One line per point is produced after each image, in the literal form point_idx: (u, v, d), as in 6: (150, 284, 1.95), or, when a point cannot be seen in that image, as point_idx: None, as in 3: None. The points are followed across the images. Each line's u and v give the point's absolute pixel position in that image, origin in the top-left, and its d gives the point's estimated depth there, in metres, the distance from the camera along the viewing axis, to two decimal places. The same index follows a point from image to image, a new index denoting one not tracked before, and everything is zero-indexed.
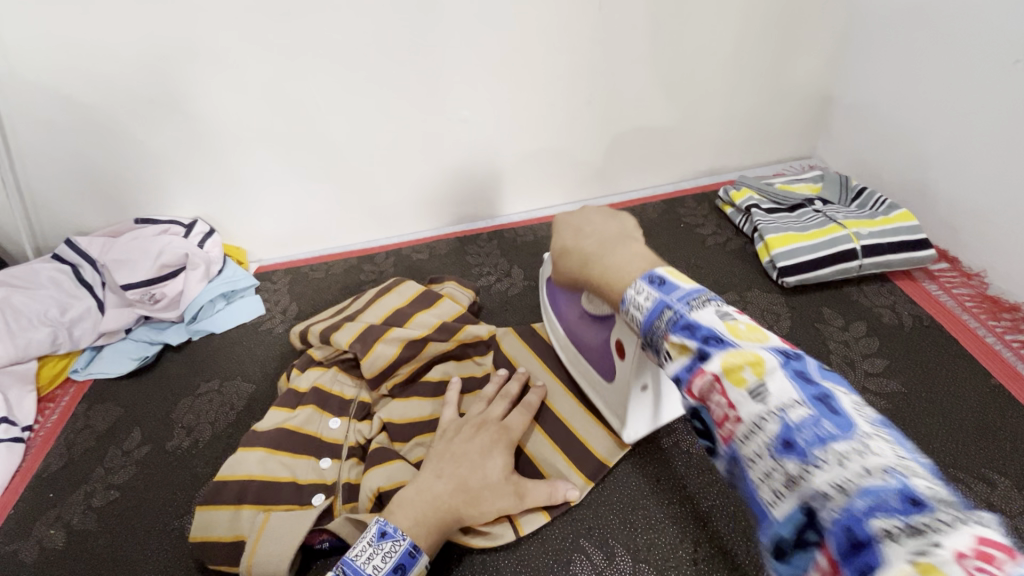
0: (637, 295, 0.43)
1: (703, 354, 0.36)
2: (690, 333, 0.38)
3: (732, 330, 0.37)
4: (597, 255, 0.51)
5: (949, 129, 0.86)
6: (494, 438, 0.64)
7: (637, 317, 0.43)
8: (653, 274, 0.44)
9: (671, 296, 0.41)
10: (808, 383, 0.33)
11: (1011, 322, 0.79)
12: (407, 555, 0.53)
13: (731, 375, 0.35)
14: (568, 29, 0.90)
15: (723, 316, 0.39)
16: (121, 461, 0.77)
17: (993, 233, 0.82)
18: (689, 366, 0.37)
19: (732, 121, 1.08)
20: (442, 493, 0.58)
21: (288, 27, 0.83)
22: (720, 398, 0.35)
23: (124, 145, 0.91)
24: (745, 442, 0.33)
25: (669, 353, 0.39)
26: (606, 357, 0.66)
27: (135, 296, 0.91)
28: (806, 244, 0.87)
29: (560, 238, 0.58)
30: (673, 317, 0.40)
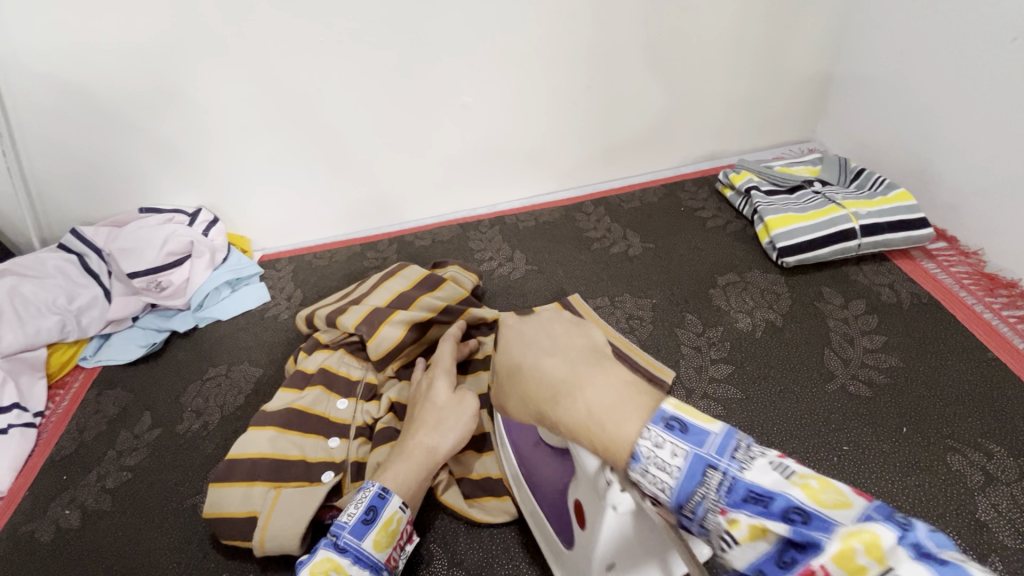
0: (660, 450, 0.35)
1: (797, 539, 0.30)
2: (763, 509, 0.31)
3: (810, 497, 0.31)
4: (561, 382, 0.42)
5: (948, 108, 0.87)
6: (431, 376, 0.65)
7: (668, 480, 0.35)
8: (664, 412, 0.36)
9: (708, 449, 0.34)
10: (933, 562, 0.27)
11: (1008, 298, 0.80)
12: (377, 498, 0.56)
13: (843, 563, 0.28)
14: (566, 15, 0.90)
15: (782, 473, 0.33)
16: (133, 444, 0.78)
17: (991, 211, 0.83)
18: (778, 555, 0.30)
19: (732, 104, 1.09)
20: (416, 450, 0.59)
21: (286, 13, 0.83)
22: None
23: (126, 133, 0.91)
24: None
25: (730, 531, 0.32)
26: (561, 507, 0.56)
27: (141, 285, 0.92)
28: (805, 225, 0.88)
29: (510, 349, 0.49)
30: (725, 484, 0.33)
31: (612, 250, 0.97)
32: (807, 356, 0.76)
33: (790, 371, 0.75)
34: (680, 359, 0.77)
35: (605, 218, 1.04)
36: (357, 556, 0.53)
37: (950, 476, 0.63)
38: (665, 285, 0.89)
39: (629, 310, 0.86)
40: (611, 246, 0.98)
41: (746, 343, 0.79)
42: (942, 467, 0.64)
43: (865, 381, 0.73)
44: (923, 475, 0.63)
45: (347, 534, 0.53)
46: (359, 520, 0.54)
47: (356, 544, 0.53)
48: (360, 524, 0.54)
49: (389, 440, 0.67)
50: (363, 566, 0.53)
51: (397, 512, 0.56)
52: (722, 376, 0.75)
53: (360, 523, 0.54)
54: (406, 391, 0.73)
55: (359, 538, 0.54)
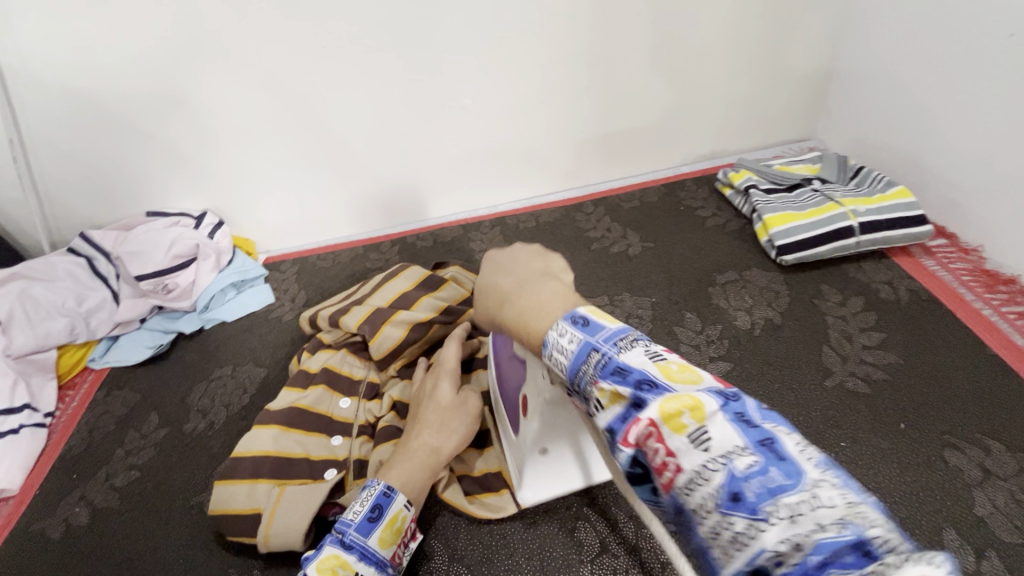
0: (560, 337, 0.38)
1: (638, 402, 0.31)
2: (622, 377, 0.33)
3: (664, 372, 0.33)
4: (513, 291, 0.47)
5: (946, 105, 0.87)
6: (435, 375, 0.66)
7: (563, 362, 0.37)
8: (575, 314, 0.39)
9: (597, 337, 0.36)
10: (749, 427, 0.29)
11: (1008, 295, 0.80)
12: (382, 495, 0.56)
13: (669, 422, 0.30)
14: (564, 19, 0.91)
15: (654, 356, 0.34)
16: (141, 443, 0.80)
17: (991, 208, 0.83)
18: (622, 415, 0.32)
19: (732, 103, 1.09)
20: (420, 449, 0.61)
21: (288, 19, 0.84)
22: (658, 445, 0.30)
23: (133, 138, 0.93)
24: (689, 493, 0.29)
25: (598, 399, 0.34)
26: (515, 409, 0.64)
27: (149, 287, 0.94)
28: (804, 223, 0.88)
29: (483, 274, 0.54)
30: (601, 362, 0.35)
31: (612, 250, 0.97)
32: (806, 353, 0.77)
33: (788, 368, 0.75)
34: (678, 356, 0.78)
35: (605, 218, 1.04)
36: (362, 553, 0.53)
37: (947, 471, 0.63)
38: (664, 284, 0.90)
39: (628, 309, 0.86)
40: (611, 245, 0.98)
41: (745, 341, 0.79)
42: (940, 464, 0.64)
43: (864, 377, 0.73)
44: (921, 472, 0.64)
45: (353, 531, 0.54)
46: (364, 517, 0.55)
47: (362, 542, 0.53)
48: (365, 522, 0.54)
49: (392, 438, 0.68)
50: (367, 563, 0.53)
51: (401, 510, 0.57)
52: (721, 374, 0.76)
53: (365, 521, 0.55)
54: (408, 390, 0.73)
55: (365, 536, 0.54)
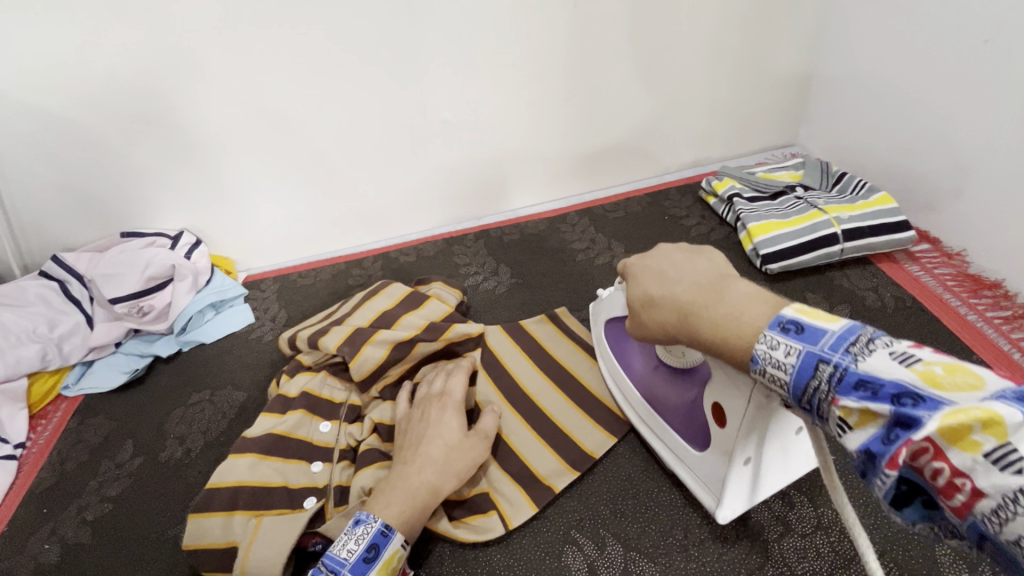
0: (773, 350, 0.42)
1: (904, 420, 0.35)
2: (872, 395, 0.37)
3: (929, 379, 0.35)
4: (694, 302, 0.49)
5: (925, 111, 0.87)
6: (441, 405, 0.66)
7: (783, 376, 0.42)
8: (783, 319, 0.43)
9: (822, 346, 0.40)
10: None
11: (992, 299, 0.80)
12: (379, 535, 0.55)
13: (959, 442, 0.33)
14: (543, 32, 0.91)
15: (906, 361, 0.37)
16: (115, 473, 0.77)
17: (971, 212, 0.83)
18: (882, 434, 0.36)
19: (715, 111, 1.09)
20: (417, 485, 0.59)
21: (263, 34, 0.83)
22: (939, 464, 0.34)
23: (107, 157, 0.91)
24: (999, 517, 0.32)
25: (845, 417, 0.38)
26: (694, 415, 0.63)
27: (124, 310, 0.92)
28: (789, 231, 0.87)
29: (640, 283, 0.56)
30: (837, 374, 0.39)
31: (597, 261, 0.97)
32: None
33: None
34: None
35: (589, 229, 1.03)
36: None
37: None
38: None
39: None
40: (596, 257, 0.97)
41: None
42: None
43: None
44: None
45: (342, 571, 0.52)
46: (359, 557, 0.53)
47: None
48: (360, 562, 0.53)
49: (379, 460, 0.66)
50: None
51: (397, 549, 0.55)
52: None
53: (361, 561, 0.53)
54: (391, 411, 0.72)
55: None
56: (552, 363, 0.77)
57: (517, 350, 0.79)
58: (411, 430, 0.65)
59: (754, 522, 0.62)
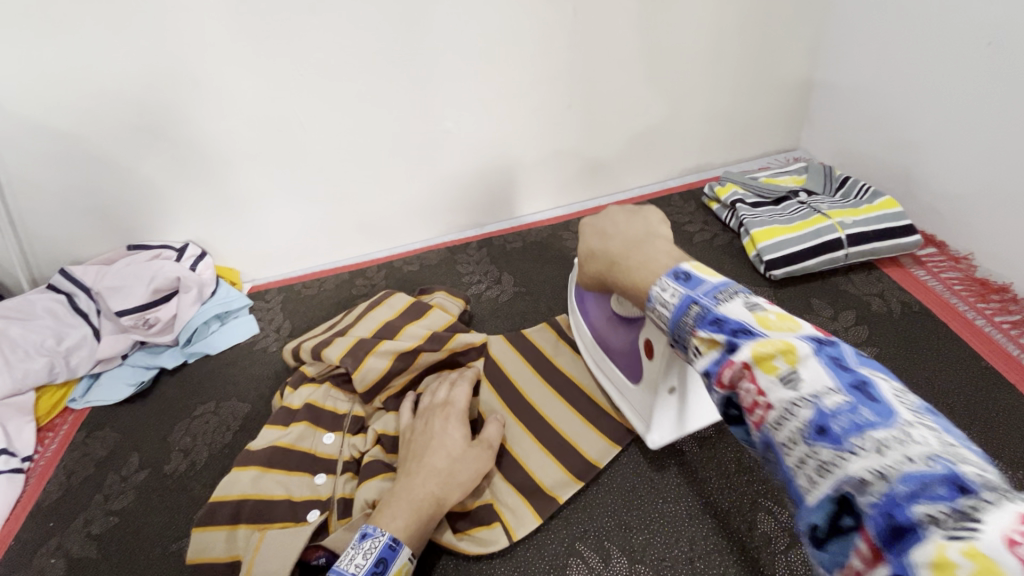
0: (664, 292, 0.45)
1: (731, 346, 0.37)
2: (718, 327, 0.39)
3: (763, 321, 0.38)
4: (620, 253, 0.55)
5: (928, 114, 0.87)
6: (445, 415, 0.66)
7: (665, 313, 0.45)
8: (679, 270, 0.46)
9: (698, 292, 0.43)
10: (843, 371, 0.33)
11: (1001, 303, 0.79)
12: (387, 548, 0.54)
13: (763, 364, 0.35)
14: (543, 41, 0.92)
15: (752, 307, 0.40)
16: (120, 486, 0.77)
17: (977, 216, 0.82)
18: (718, 359, 0.38)
19: (716, 116, 1.09)
20: (420, 493, 0.58)
21: (264, 48, 0.84)
22: (748, 384, 0.36)
23: (114, 172, 0.92)
24: (779, 427, 0.33)
25: (697, 347, 0.41)
26: (634, 357, 0.66)
27: (130, 322, 0.92)
28: (792, 237, 0.87)
29: (586, 240, 0.63)
30: (700, 312, 0.41)
31: None
32: None
33: None
34: None
35: None
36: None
37: None
38: None
39: None
40: None
41: None
42: None
43: None
44: None
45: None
46: (367, 571, 0.52)
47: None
48: None
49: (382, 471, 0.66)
50: None
51: (405, 564, 0.54)
52: None
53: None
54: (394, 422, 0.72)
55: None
56: (557, 374, 0.77)
57: (523, 362, 0.78)
58: (416, 439, 0.65)
59: (761, 534, 0.61)
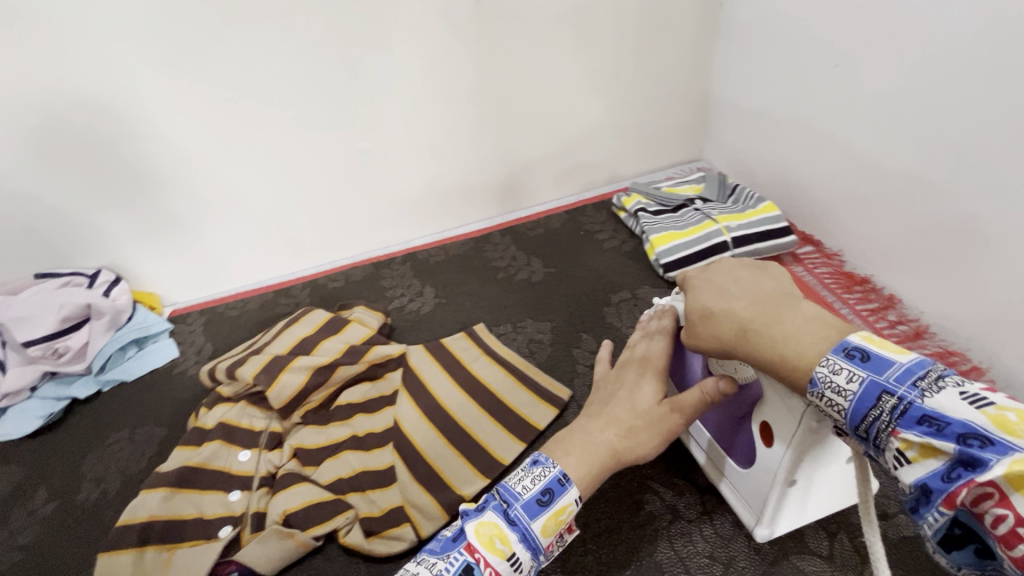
0: (833, 373, 0.41)
1: (969, 460, 0.34)
2: (936, 431, 0.36)
3: (999, 424, 0.34)
4: (756, 320, 0.46)
5: (800, 127, 0.96)
6: (640, 370, 0.58)
7: (842, 402, 0.40)
8: (848, 345, 0.42)
9: (886, 375, 0.39)
10: None
11: (862, 294, 0.89)
12: (555, 481, 0.51)
13: (1018, 487, 0.32)
14: (453, 64, 0.97)
15: (976, 403, 0.36)
16: (26, 521, 0.75)
17: (841, 217, 0.93)
18: (945, 471, 0.35)
19: (623, 131, 1.16)
20: (597, 446, 0.53)
21: (171, 74, 0.85)
22: (1000, 509, 0.32)
23: (16, 199, 0.89)
24: None
25: (906, 450, 0.37)
26: (740, 437, 0.60)
27: (37, 353, 0.89)
28: (686, 240, 0.95)
29: (697, 296, 0.52)
30: (898, 407, 0.38)
31: (516, 278, 1.01)
32: None
33: None
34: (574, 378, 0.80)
35: (511, 247, 1.08)
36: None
37: None
38: (565, 308, 0.92)
39: (529, 334, 0.89)
40: (515, 273, 1.02)
41: None
42: None
43: None
44: None
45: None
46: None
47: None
48: (534, 502, 0.49)
49: (297, 481, 0.68)
50: (525, 548, 0.48)
51: (571, 504, 0.50)
52: None
53: (534, 501, 0.49)
54: (311, 436, 0.74)
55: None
56: (474, 381, 0.80)
57: (442, 371, 0.81)
58: (603, 391, 0.59)
59: (646, 513, 0.66)
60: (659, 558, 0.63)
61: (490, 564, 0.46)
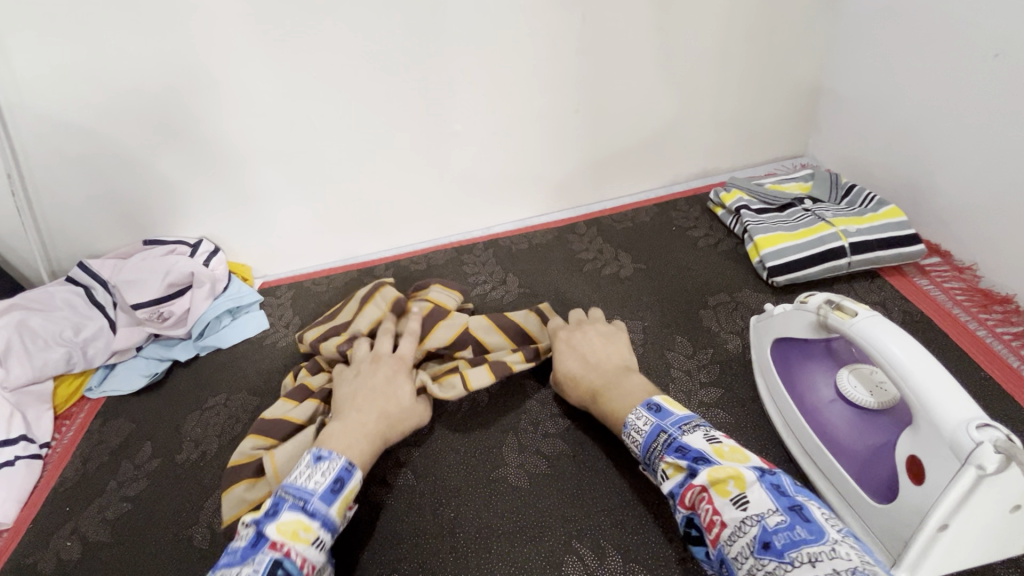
0: (637, 420, 0.60)
1: (695, 472, 0.51)
2: (682, 454, 0.53)
3: (718, 450, 0.52)
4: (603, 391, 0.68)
5: (936, 124, 0.87)
6: (393, 370, 0.73)
7: (638, 438, 0.59)
8: (651, 403, 0.61)
9: (665, 421, 0.58)
10: (782, 496, 0.46)
11: (1003, 314, 0.79)
12: (344, 470, 0.59)
13: (718, 487, 0.48)
14: (554, 46, 0.93)
15: (712, 439, 0.54)
16: (133, 474, 0.80)
17: (981, 226, 0.83)
18: (682, 483, 0.52)
19: (723, 122, 1.09)
20: (366, 421, 0.65)
21: (277, 50, 0.86)
22: (708, 504, 0.48)
23: (131, 170, 0.94)
24: (731, 543, 0.45)
25: (666, 470, 0.54)
26: (879, 463, 0.56)
27: (144, 315, 0.94)
28: (796, 243, 0.87)
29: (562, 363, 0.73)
30: (667, 440, 0.56)
31: (604, 271, 0.97)
32: None
33: None
34: (668, 382, 0.75)
35: (597, 239, 1.04)
36: (277, 562, 0.49)
37: None
38: (657, 307, 0.88)
39: None
40: (603, 267, 0.98)
41: (737, 364, 0.77)
42: None
43: None
44: None
45: (255, 542, 0.51)
46: (326, 488, 0.57)
47: (291, 515, 0.54)
48: (328, 492, 0.57)
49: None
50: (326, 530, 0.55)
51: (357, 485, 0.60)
52: (711, 400, 0.72)
53: (329, 491, 0.57)
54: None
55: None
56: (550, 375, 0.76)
57: (497, 330, 0.84)
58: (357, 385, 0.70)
59: None
60: None
61: (298, 552, 0.51)
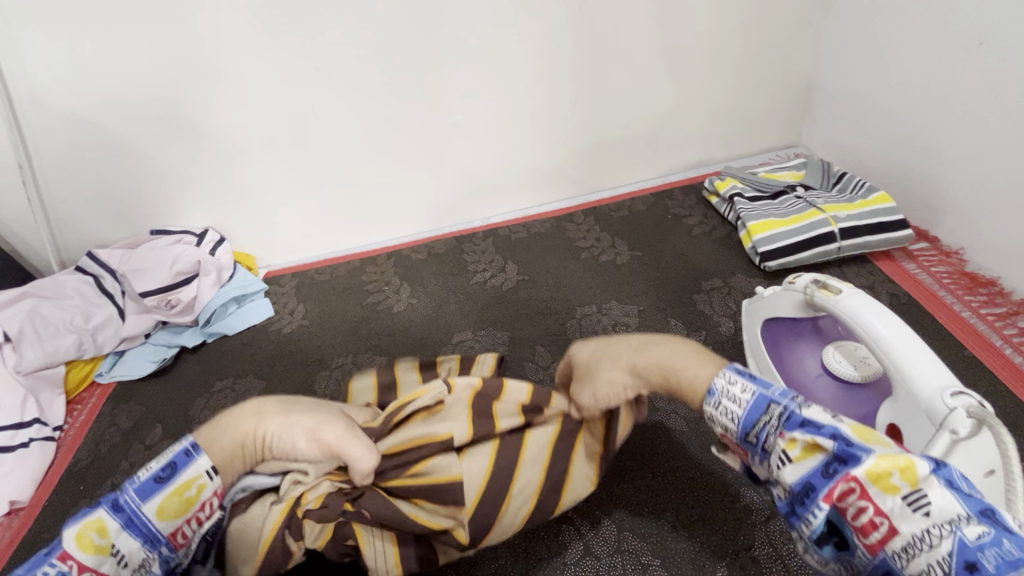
0: (733, 387, 0.49)
1: (845, 457, 0.41)
2: (816, 430, 0.43)
3: (859, 433, 0.43)
4: (640, 357, 0.58)
5: (924, 113, 0.88)
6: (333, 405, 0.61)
7: (736, 409, 0.48)
8: (738, 368, 0.51)
9: (772, 391, 0.48)
10: (968, 497, 0.39)
11: (987, 296, 0.82)
12: (182, 455, 0.49)
13: (883, 483, 0.40)
14: (551, 38, 0.95)
15: (839, 418, 0.45)
16: (145, 455, 0.83)
17: (967, 212, 0.85)
18: (825, 470, 0.41)
19: (719, 112, 1.11)
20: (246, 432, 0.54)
21: (281, 43, 0.88)
22: (865, 503, 0.40)
23: (139, 161, 0.97)
24: (909, 555, 0.38)
25: (789, 450, 0.44)
26: (864, 434, 0.58)
27: (153, 303, 0.96)
28: (787, 229, 0.89)
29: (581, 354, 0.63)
30: (784, 413, 0.46)
31: (600, 258, 0.99)
32: None
33: None
34: None
35: (594, 227, 1.06)
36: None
37: None
38: (652, 292, 0.91)
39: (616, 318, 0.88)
40: (600, 254, 1.00)
41: (729, 346, 0.79)
42: None
43: None
44: None
45: (50, 548, 0.43)
46: (150, 477, 0.47)
47: (96, 514, 0.44)
48: (149, 483, 0.46)
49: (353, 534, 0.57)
50: (135, 534, 0.45)
51: (200, 476, 0.49)
52: None
53: (153, 480, 0.47)
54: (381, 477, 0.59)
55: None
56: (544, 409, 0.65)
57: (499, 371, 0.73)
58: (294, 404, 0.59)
59: (743, 507, 0.65)
60: (757, 551, 0.62)
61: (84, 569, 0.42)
